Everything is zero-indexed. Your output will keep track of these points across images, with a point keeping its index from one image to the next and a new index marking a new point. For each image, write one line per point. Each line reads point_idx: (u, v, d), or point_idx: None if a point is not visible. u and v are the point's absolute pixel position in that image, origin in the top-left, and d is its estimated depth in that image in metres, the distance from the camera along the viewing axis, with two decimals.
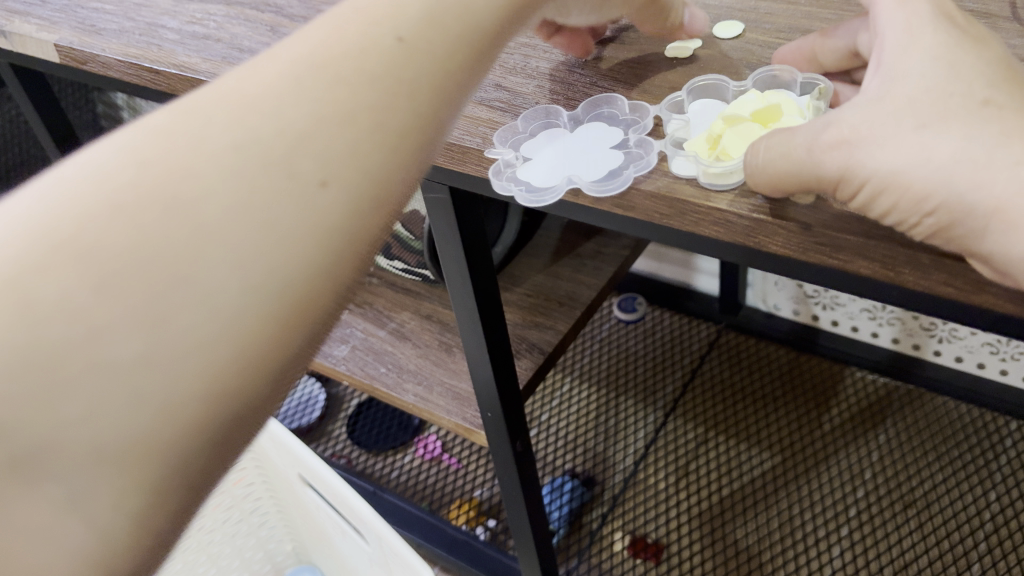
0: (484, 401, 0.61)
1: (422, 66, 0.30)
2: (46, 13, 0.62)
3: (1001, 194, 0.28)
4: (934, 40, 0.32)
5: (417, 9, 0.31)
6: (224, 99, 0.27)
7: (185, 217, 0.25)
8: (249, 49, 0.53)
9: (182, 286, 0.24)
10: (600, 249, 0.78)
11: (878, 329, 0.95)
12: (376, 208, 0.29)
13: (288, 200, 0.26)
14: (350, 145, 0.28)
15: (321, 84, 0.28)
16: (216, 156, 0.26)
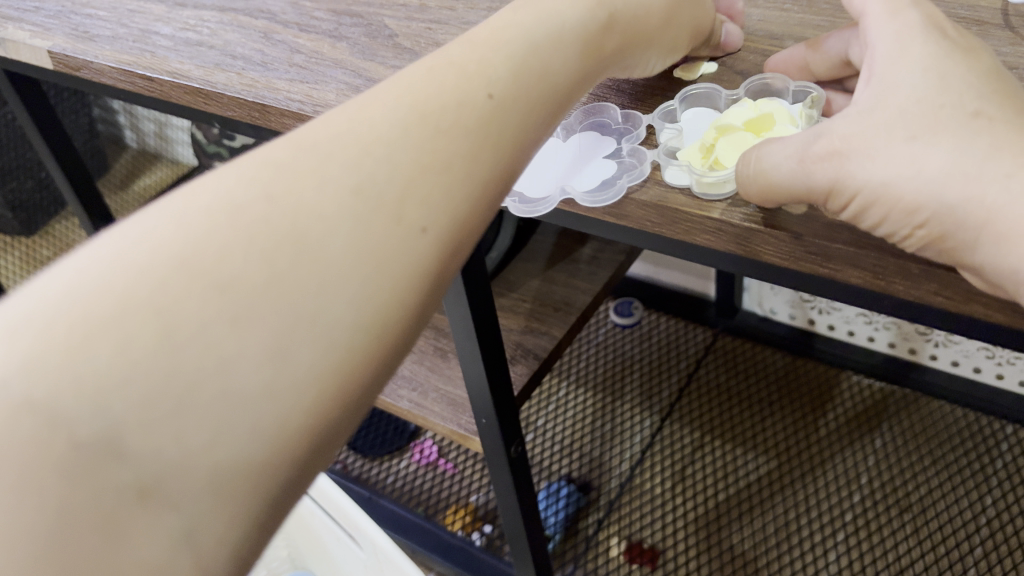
0: (478, 408, 0.61)
1: (509, 121, 0.33)
2: (40, 19, 0.62)
3: (990, 205, 0.28)
4: (925, 51, 0.32)
5: (507, 68, 0.34)
6: (339, 141, 0.29)
7: (309, 255, 0.26)
8: (243, 56, 0.53)
9: (306, 321, 0.26)
10: (595, 254, 0.78)
11: (874, 333, 0.95)
12: (456, 254, 0.30)
13: (396, 242, 0.28)
14: (446, 192, 0.30)
15: (425, 134, 0.30)
16: (336, 197, 0.28)
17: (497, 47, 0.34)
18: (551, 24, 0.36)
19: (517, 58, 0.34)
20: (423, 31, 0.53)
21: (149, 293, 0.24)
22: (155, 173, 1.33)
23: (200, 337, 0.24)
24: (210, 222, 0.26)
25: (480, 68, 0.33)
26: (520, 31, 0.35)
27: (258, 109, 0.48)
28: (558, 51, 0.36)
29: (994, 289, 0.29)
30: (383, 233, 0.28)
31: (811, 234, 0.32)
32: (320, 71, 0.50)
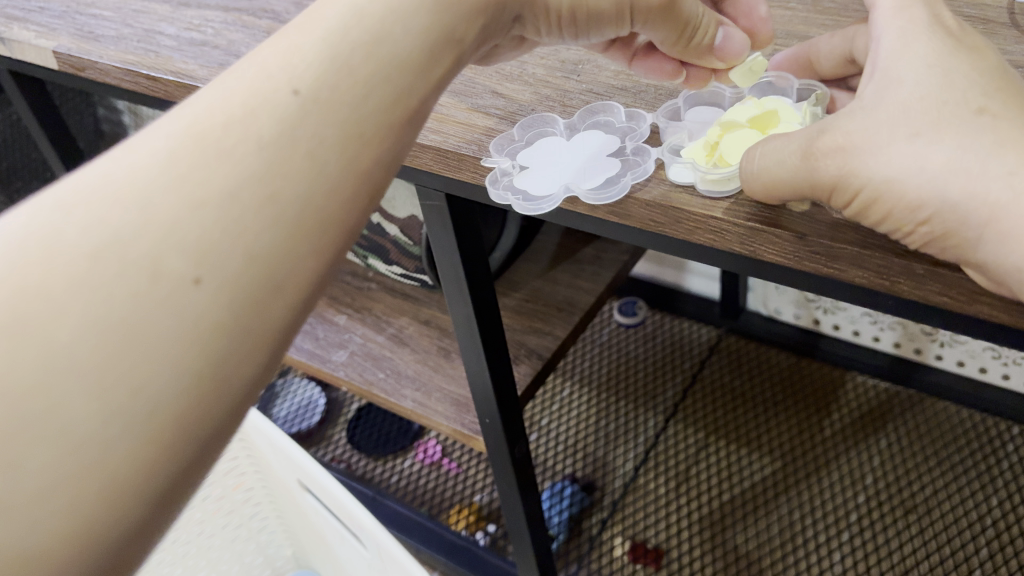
0: (481, 407, 0.61)
1: (321, 126, 0.28)
2: (45, 20, 0.62)
3: (994, 203, 0.28)
4: (931, 46, 0.32)
5: (314, 58, 0.29)
6: (90, 191, 0.25)
7: (35, 341, 0.23)
8: (247, 56, 0.53)
9: (31, 418, 0.23)
10: (599, 254, 0.77)
11: (880, 333, 0.95)
12: (269, 295, 0.26)
13: (161, 304, 0.25)
14: (235, 229, 0.26)
15: (198, 164, 0.26)
16: (70, 268, 0.24)
17: (310, 36, 0.29)
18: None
19: (332, 42, 0.29)
20: None
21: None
22: None
23: None
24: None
25: (281, 66, 0.28)
26: (340, 8, 0.30)
27: None
28: (398, 24, 0.30)
29: (999, 287, 0.28)
30: (137, 297, 0.24)
31: (814, 233, 0.32)
32: None
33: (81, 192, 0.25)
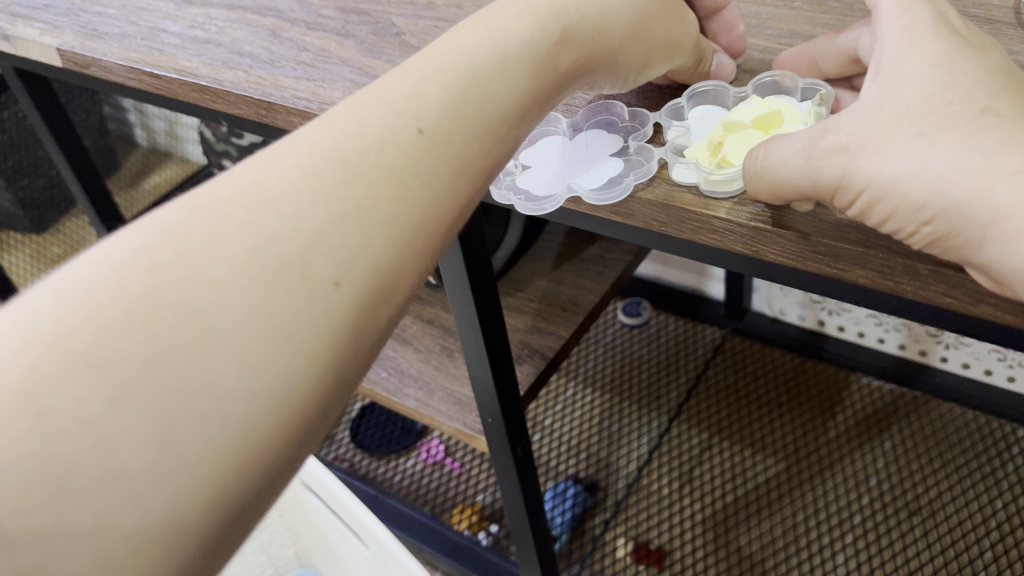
0: (484, 407, 0.61)
1: (438, 160, 0.31)
2: (49, 17, 0.63)
3: (999, 204, 0.27)
4: (935, 48, 0.32)
5: (437, 101, 0.32)
6: (240, 196, 0.28)
7: (197, 321, 0.26)
8: (250, 53, 0.53)
9: (194, 390, 0.25)
10: (603, 254, 0.77)
11: (885, 335, 0.95)
12: (381, 304, 0.29)
13: (303, 299, 0.27)
14: (366, 239, 0.29)
15: (340, 178, 0.29)
16: (231, 260, 0.27)
17: (431, 79, 0.33)
18: (493, 48, 0.35)
19: (453, 89, 0.33)
20: (431, 29, 0.53)
21: (18, 382, 0.23)
22: (163, 171, 1.38)
23: (80, 416, 0.23)
24: (85, 296, 0.25)
25: (408, 104, 0.32)
26: (457, 58, 0.34)
27: (265, 107, 0.48)
28: (505, 76, 0.34)
29: (1004, 289, 0.28)
30: (285, 292, 0.27)
31: (819, 233, 0.32)
32: (326, 69, 0.50)
33: (233, 194, 0.28)
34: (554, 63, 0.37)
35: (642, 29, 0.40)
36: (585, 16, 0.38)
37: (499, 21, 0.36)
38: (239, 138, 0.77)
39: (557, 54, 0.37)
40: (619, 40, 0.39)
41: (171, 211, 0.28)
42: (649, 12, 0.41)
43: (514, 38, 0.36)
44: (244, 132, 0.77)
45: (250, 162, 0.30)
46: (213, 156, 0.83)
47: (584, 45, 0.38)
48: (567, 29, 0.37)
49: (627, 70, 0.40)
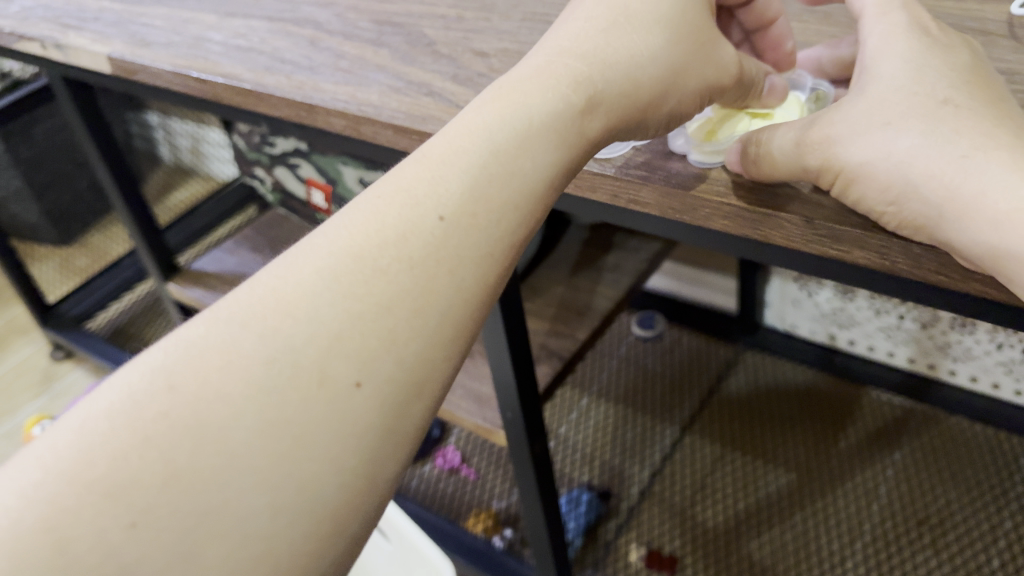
0: (504, 402, 0.63)
1: (465, 246, 0.30)
2: (100, 28, 0.66)
3: (950, 184, 0.30)
4: (909, 47, 0.34)
5: (459, 183, 0.31)
6: (258, 305, 0.28)
7: (212, 442, 0.26)
8: (291, 61, 0.56)
9: (210, 512, 0.25)
10: (620, 262, 0.80)
11: (894, 348, 0.96)
12: (413, 401, 0.29)
13: (324, 406, 0.27)
14: (389, 337, 0.28)
15: (357, 276, 0.29)
16: (246, 372, 0.27)
17: (472, 132, 0.33)
18: (516, 124, 0.33)
19: (476, 170, 0.32)
20: (462, 39, 0.56)
21: (42, 514, 0.24)
22: (190, 186, 1.52)
23: (97, 546, 0.24)
24: (102, 428, 0.25)
25: (429, 191, 0.31)
26: (480, 140, 0.32)
27: (306, 108, 0.51)
28: (531, 153, 0.33)
29: (977, 267, 0.31)
30: (303, 399, 0.27)
31: (821, 217, 0.34)
32: (363, 75, 0.53)
33: (250, 304, 0.28)
34: (579, 134, 0.34)
35: (674, 80, 0.37)
36: (612, 78, 0.36)
37: (523, 94, 0.34)
38: (270, 146, 0.80)
39: (584, 124, 0.35)
40: (649, 99, 0.37)
41: (194, 325, 0.28)
42: (683, 57, 0.38)
43: (538, 110, 0.34)
44: (276, 140, 0.79)
45: (268, 270, 0.30)
46: (243, 163, 0.86)
47: (613, 108, 0.36)
48: (592, 96, 0.35)
49: (661, 125, 0.38)
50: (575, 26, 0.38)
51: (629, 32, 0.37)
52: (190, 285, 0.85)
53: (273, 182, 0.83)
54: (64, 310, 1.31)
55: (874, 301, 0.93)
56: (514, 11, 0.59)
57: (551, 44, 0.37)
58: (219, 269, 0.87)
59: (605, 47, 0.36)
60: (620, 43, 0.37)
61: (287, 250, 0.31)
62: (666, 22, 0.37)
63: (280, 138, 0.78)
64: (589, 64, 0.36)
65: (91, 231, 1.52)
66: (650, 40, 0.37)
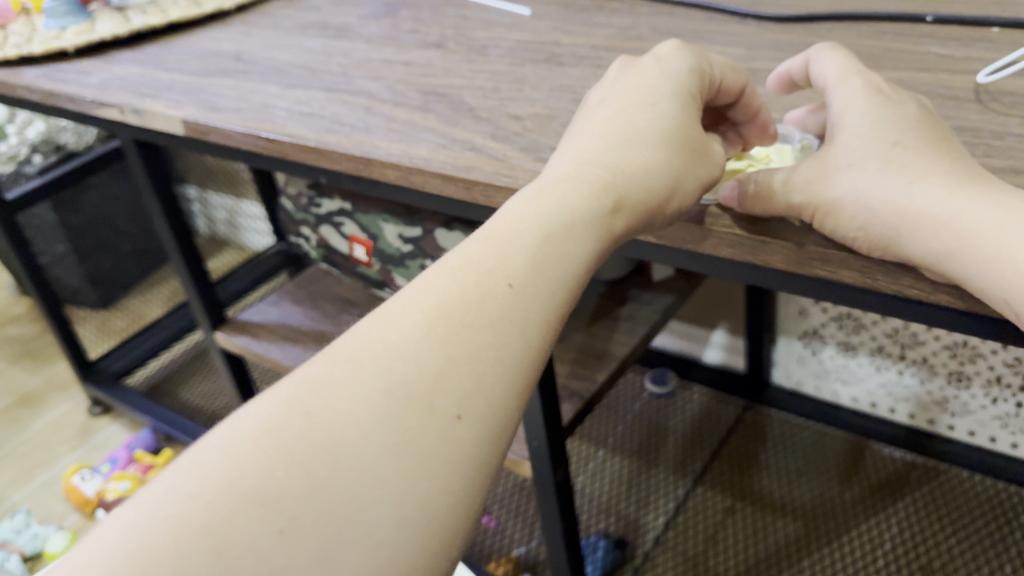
0: (530, 431, 0.68)
1: (532, 311, 0.35)
2: (174, 96, 0.75)
3: (903, 207, 0.38)
4: (866, 104, 0.42)
5: (522, 259, 0.35)
6: (369, 350, 0.32)
7: (346, 460, 0.29)
8: (349, 124, 0.64)
9: (344, 527, 0.28)
10: (635, 313, 0.87)
11: (894, 405, 1.02)
12: (500, 436, 0.32)
13: (433, 434, 0.31)
14: (480, 380, 0.32)
15: (451, 329, 0.33)
16: (370, 401, 0.31)
17: (532, 208, 0.38)
18: (561, 215, 0.37)
19: (534, 249, 0.36)
20: (498, 106, 0.64)
21: (202, 520, 0.27)
22: (224, 256, 1.60)
23: (249, 552, 0.27)
24: (244, 446, 0.29)
25: (498, 263, 0.35)
26: (535, 225, 0.37)
27: (364, 162, 0.59)
28: (573, 239, 0.37)
29: (941, 277, 0.37)
30: (418, 428, 0.30)
31: (811, 243, 0.41)
32: (414, 135, 0.61)
33: (361, 347, 0.32)
34: (605, 233, 0.38)
35: (676, 186, 0.41)
36: (629, 184, 0.40)
37: (560, 195, 0.38)
38: (317, 206, 0.88)
39: (612, 223, 0.38)
40: (658, 203, 0.40)
41: (313, 364, 0.32)
42: (682, 165, 0.41)
43: (575, 208, 0.38)
44: (323, 201, 0.88)
45: (365, 323, 0.34)
46: (291, 224, 0.94)
47: (635, 213, 0.40)
48: (615, 202, 0.39)
49: (666, 221, 0.42)
50: (588, 140, 0.42)
51: (637, 148, 0.41)
52: (237, 333, 0.92)
53: (318, 240, 0.90)
54: (103, 367, 1.37)
55: (874, 358, 0.99)
56: (543, 82, 0.67)
57: (568, 158, 0.41)
58: (263, 319, 0.94)
59: (619, 158, 0.40)
60: (630, 157, 0.41)
61: (381, 306, 0.35)
62: (668, 138, 0.42)
63: (327, 198, 0.86)
64: (609, 172, 0.40)
65: (131, 295, 1.60)
66: (656, 154, 0.41)
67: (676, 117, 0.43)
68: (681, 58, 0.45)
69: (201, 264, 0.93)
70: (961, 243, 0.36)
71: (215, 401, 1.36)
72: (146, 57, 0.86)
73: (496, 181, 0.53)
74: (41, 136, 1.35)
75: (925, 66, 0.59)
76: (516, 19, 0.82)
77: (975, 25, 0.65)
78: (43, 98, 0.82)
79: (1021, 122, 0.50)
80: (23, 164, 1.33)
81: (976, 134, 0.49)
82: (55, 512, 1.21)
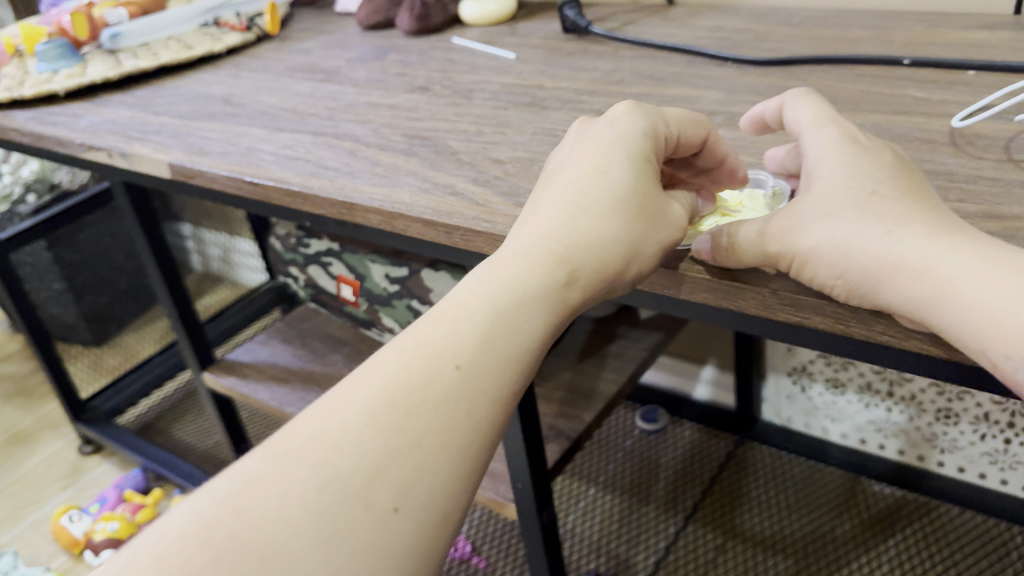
0: (515, 474, 0.68)
1: (479, 392, 0.36)
2: (161, 140, 0.76)
3: (881, 255, 0.38)
4: (842, 152, 0.42)
5: (471, 340, 0.37)
6: (309, 443, 0.33)
7: (279, 559, 0.30)
8: (333, 168, 0.65)
9: None
10: (623, 350, 0.87)
11: (884, 441, 1.02)
12: (441, 525, 0.33)
13: (366, 529, 0.31)
14: (421, 470, 0.33)
15: (393, 417, 0.34)
16: (304, 496, 0.31)
17: (482, 288, 0.39)
18: (512, 292, 0.38)
19: (481, 330, 0.37)
20: (481, 150, 0.64)
21: None
22: (217, 292, 1.60)
23: None
24: (175, 544, 0.30)
25: (445, 346, 0.36)
26: (485, 304, 0.38)
27: (347, 207, 0.60)
28: (525, 314, 0.38)
29: (918, 325, 0.38)
30: (353, 524, 0.31)
31: (785, 289, 0.42)
32: (397, 178, 0.62)
33: (301, 440, 0.33)
34: (561, 306, 0.39)
35: (634, 251, 0.41)
36: (584, 256, 0.40)
37: (513, 269, 0.39)
38: (305, 246, 0.89)
39: (566, 296, 0.39)
40: (616, 270, 0.40)
41: (252, 459, 0.33)
42: (640, 231, 0.41)
43: (528, 282, 0.39)
44: (312, 241, 0.88)
45: (309, 414, 0.35)
46: (280, 263, 0.94)
47: (591, 282, 0.40)
48: (569, 274, 0.39)
49: (629, 285, 0.42)
50: (545, 212, 0.42)
51: (592, 219, 0.41)
52: (224, 373, 0.92)
53: (307, 279, 0.91)
54: (95, 406, 1.37)
55: (863, 395, 0.99)
56: (526, 126, 0.68)
57: (523, 232, 0.41)
58: (252, 359, 0.94)
59: (572, 230, 0.41)
60: (584, 229, 0.41)
61: (327, 395, 0.36)
62: (624, 204, 0.41)
63: (315, 238, 0.87)
64: (563, 244, 0.40)
65: (124, 332, 1.60)
66: (611, 222, 0.41)
67: (631, 181, 0.42)
68: (633, 121, 0.45)
69: (189, 305, 0.94)
70: (937, 292, 0.36)
71: (206, 439, 1.36)
72: (136, 100, 0.87)
73: (476, 226, 0.54)
74: (35, 175, 1.36)
75: (902, 109, 0.60)
76: (501, 62, 0.83)
77: (951, 67, 0.65)
78: (34, 140, 0.83)
79: (994, 166, 0.50)
80: (16, 204, 1.33)
81: (951, 178, 0.50)
82: (43, 553, 1.21)
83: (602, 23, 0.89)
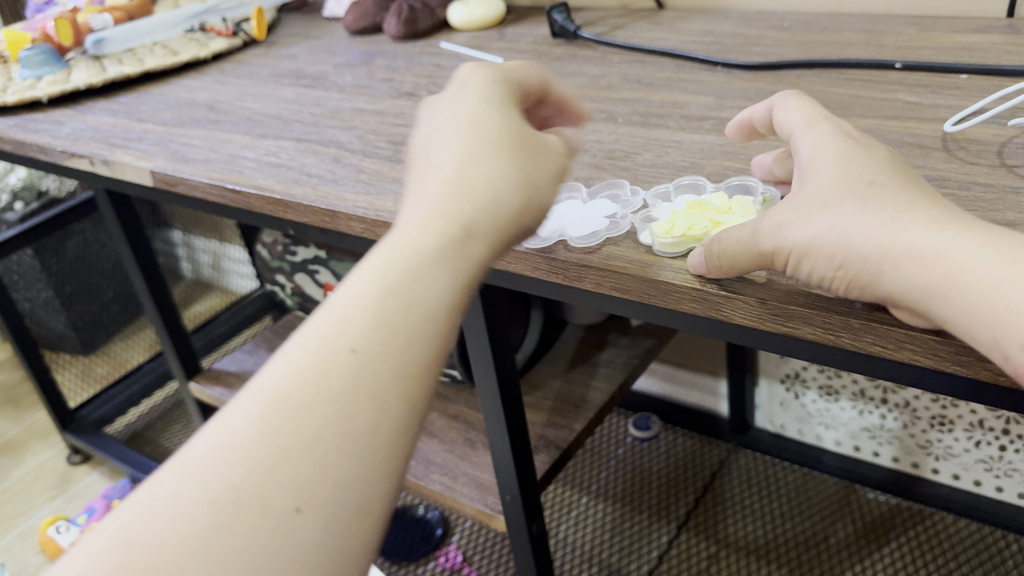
0: (503, 485, 0.67)
1: (382, 372, 0.32)
2: (143, 147, 0.75)
3: (884, 242, 0.37)
4: (834, 148, 0.41)
5: (364, 319, 0.33)
6: (195, 457, 0.29)
7: None
8: (317, 175, 0.64)
9: None
10: (613, 358, 0.86)
11: (878, 448, 1.01)
12: (358, 522, 0.30)
13: (267, 540, 0.28)
14: (323, 464, 0.30)
15: (285, 416, 0.30)
16: (193, 515, 0.28)
17: (373, 264, 0.34)
18: (406, 261, 0.34)
19: (379, 306, 0.33)
20: None
21: None
22: (206, 300, 1.61)
23: None
24: None
25: (337, 330, 0.32)
26: (376, 281, 0.34)
27: (329, 214, 0.59)
28: (425, 280, 0.34)
29: (919, 319, 0.37)
30: (248, 534, 0.28)
31: (773, 298, 0.41)
32: (381, 186, 0.61)
33: (184, 459, 0.29)
34: (464, 262, 0.36)
35: (526, 187, 0.39)
36: (476, 206, 0.37)
37: (407, 237, 0.36)
38: (292, 254, 0.88)
39: (466, 250, 0.36)
40: (513, 207, 0.38)
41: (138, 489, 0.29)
42: (526, 166, 0.39)
43: (424, 246, 0.35)
44: (299, 248, 0.87)
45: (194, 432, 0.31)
46: (267, 271, 0.93)
47: (490, 232, 0.37)
48: (463, 226, 0.36)
49: (535, 222, 0.40)
50: (426, 167, 0.39)
51: (471, 161, 0.39)
52: (210, 383, 0.91)
53: (294, 288, 0.90)
54: (83, 415, 1.35)
55: (857, 401, 0.98)
56: None
57: (412, 197, 0.38)
58: (239, 368, 0.93)
59: (454, 176, 0.38)
60: (467, 176, 0.38)
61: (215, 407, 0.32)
62: (501, 144, 0.39)
63: (301, 246, 0.87)
64: (449, 199, 0.37)
65: (114, 341, 1.58)
66: (492, 164, 0.39)
67: (497, 122, 0.40)
68: (481, 74, 0.44)
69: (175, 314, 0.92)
70: (946, 278, 0.35)
71: None
72: (120, 107, 0.86)
73: None
74: (22, 182, 1.34)
75: (895, 114, 0.59)
76: None
77: (943, 71, 0.65)
78: (15, 148, 0.82)
79: (986, 172, 0.49)
80: (3, 212, 1.32)
81: (943, 184, 0.49)
82: (30, 564, 1.19)
83: (591, 28, 0.88)
